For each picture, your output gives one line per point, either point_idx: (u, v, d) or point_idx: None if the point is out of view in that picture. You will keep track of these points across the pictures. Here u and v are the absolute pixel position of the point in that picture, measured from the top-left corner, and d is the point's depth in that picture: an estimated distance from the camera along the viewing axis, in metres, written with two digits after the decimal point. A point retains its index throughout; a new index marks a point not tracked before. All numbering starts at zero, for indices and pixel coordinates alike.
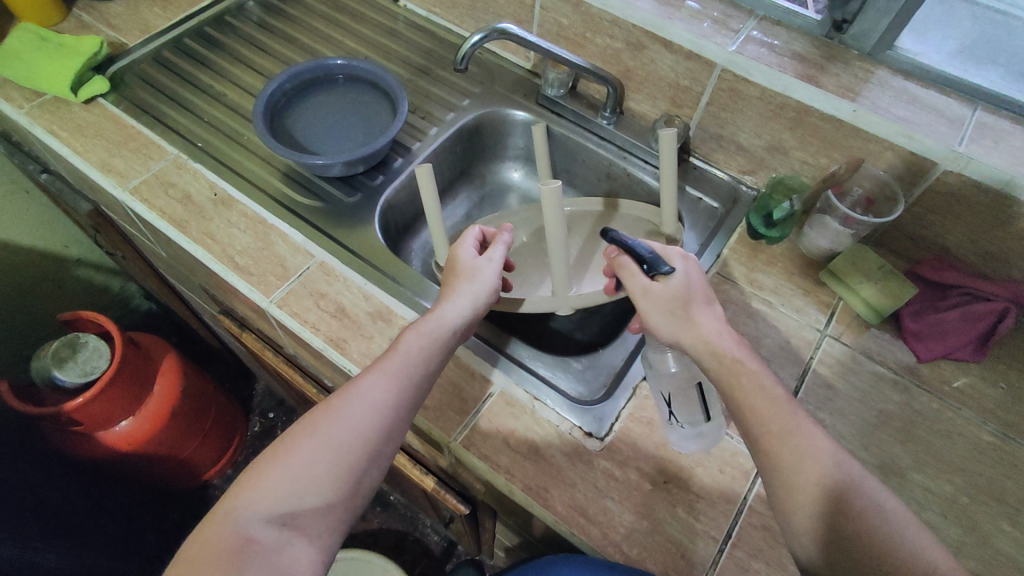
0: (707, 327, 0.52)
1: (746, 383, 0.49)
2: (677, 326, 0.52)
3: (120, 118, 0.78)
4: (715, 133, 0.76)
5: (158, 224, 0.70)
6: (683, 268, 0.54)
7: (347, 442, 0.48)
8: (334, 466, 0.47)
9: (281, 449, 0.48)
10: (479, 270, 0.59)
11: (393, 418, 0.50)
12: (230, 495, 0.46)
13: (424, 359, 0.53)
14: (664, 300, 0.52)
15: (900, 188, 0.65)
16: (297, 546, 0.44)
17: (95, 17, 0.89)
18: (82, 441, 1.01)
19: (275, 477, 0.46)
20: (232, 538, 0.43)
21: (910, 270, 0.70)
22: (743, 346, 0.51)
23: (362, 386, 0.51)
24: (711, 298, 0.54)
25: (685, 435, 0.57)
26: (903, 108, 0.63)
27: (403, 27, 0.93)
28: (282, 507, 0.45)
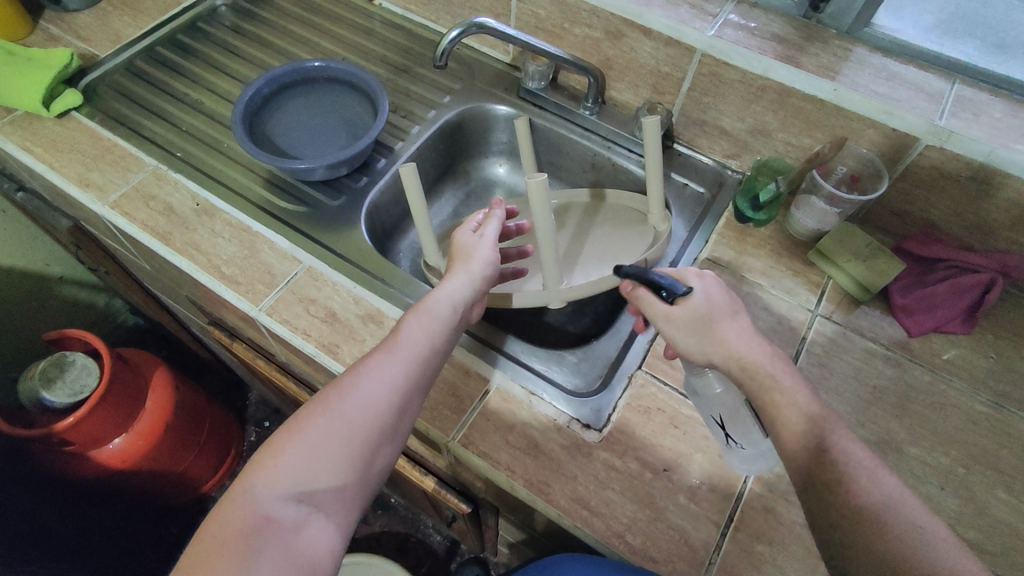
0: (735, 340, 0.49)
1: (778, 399, 0.46)
2: (706, 348, 0.50)
3: (96, 131, 0.77)
4: (698, 119, 0.76)
5: (141, 237, 0.68)
6: (702, 286, 0.52)
7: (357, 417, 0.48)
8: (347, 442, 0.47)
9: (292, 427, 0.48)
10: (475, 248, 0.60)
11: (402, 393, 0.51)
12: (244, 474, 0.45)
13: (430, 338, 0.54)
14: (688, 323, 0.51)
15: (884, 164, 0.65)
16: (314, 527, 0.44)
17: (63, 29, 0.87)
18: (77, 461, 1.00)
19: (288, 455, 0.46)
20: (251, 517, 0.43)
21: (897, 246, 0.70)
22: (777, 360, 0.48)
23: (368, 363, 0.51)
24: (738, 312, 0.51)
25: (747, 457, 0.54)
26: (883, 84, 0.63)
27: (379, 26, 0.92)
28: (298, 483, 0.45)
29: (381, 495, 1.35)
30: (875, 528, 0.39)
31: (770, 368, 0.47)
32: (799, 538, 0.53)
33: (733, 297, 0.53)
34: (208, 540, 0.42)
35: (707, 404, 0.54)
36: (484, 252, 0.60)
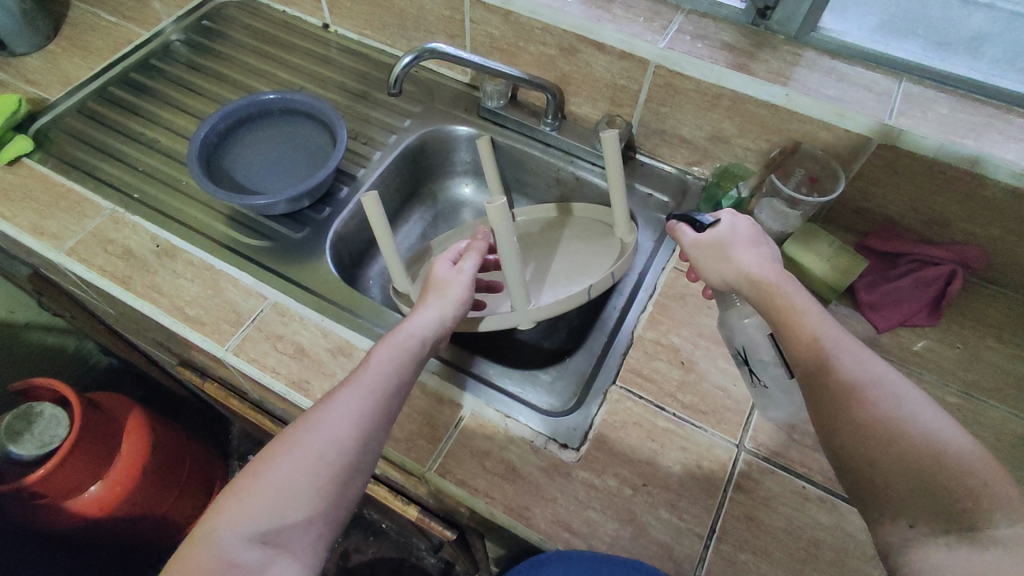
0: (746, 261, 0.51)
1: (779, 304, 0.48)
2: (723, 268, 0.52)
3: (49, 177, 0.75)
4: (657, 129, 0.77)
5: (100, 283, 0.67)
6: (730, 219, 0.55)
7: (324, 451, 0.47)
8: (314, 477, 0.46)
9: (259, 467, 0.47)
10: (449, 282, 0.60)
11: (370, 425, 0.50)
12: (209, 517, 0.44)
13: (397, 368, 0.53)
14: (708, 247, 0.54)
15: (840, 164, 0.66)
16: (281, 567, 0.43)
17: (11, 74, 0.85)
18: (50, 512, 0.97)
19: (254, 494, 0.45)
20: (214, 560, 0.42)
21: (860, 243, 0.71)
22: (788, 279, 0.50)
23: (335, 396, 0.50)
24: (762, 243, 0.53)
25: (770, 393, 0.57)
26: (832, 87, 0.64)
27: (336, 53, 0.92)
28: (264, 522, 0.44)
29: (371, 522, 1.33)
30: (879, 430, 0.39)
31: (775, 282, 0.49)
32: (782, 544, 0.53)
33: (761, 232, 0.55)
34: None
35: (734, 339, 0.56)
36: (455, 285, 0.60)
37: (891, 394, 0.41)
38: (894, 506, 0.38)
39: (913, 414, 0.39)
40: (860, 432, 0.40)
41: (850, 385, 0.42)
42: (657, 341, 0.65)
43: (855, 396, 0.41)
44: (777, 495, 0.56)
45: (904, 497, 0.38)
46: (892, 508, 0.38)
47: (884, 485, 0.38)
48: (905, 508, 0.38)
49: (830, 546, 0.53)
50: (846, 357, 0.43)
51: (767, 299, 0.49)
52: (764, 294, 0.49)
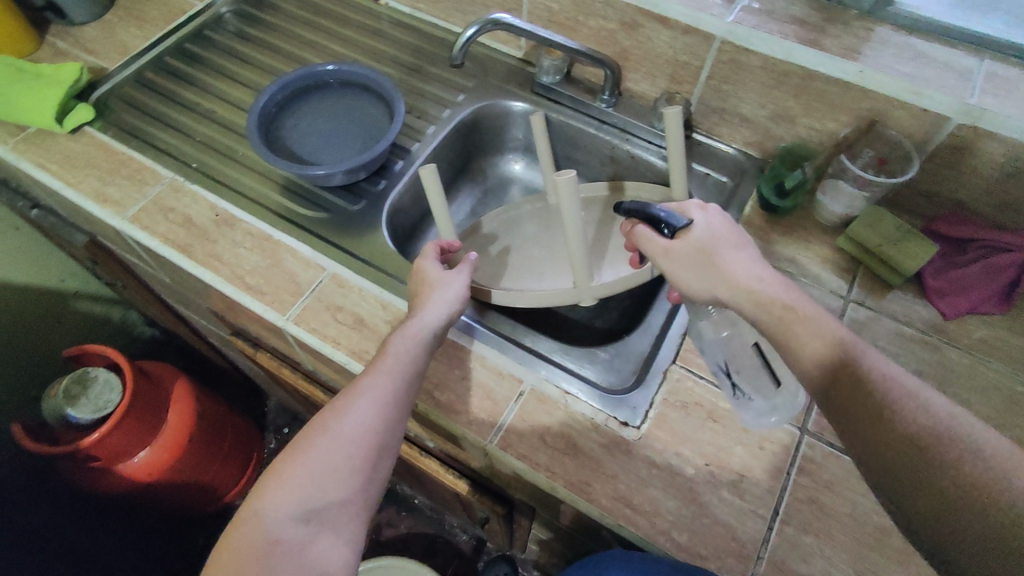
0: (735, 267, 0.50)
1: (798, 328, 0.46)
2: (708, 280, 0.50)
3: (109, 145, 0.76)
4: (717, 107, 0.75)
5: (162, 250, 0.68)
6: (703, 218, 0.53)
7: (354, 437, 0.51)
8: (347, 462, 0.50)
9: (294, 452, 0.51)
10: (449, 279, 0.61)
11: (393, 413, 0.53)
12: (254, 498, 0.49)
13: (415, 358, 0.56)
14: (688, 254, 0.52)
15: (913, 145, 0.64)
16: (322, 543, 0.48)
17: (70, 43, 0.86)
18: (102, 476, 1.00)
19: (294, 478, 0.49)
20: (261, 539, 0.47)
21: (926, 227, 0.69)
22: (788, 287, 0.48)
23: (360, 386, 0.54)
24: (735, 240, 0.52)
25: (759, 410, 0.55)
26: (908, 64, 0.62)
27: (387, 26, 0.91)
28: (303, 504, 0.48)
29: (405, 497, 1.35)
30: (951, 487, 0.38)
31: (778, 293, 0.48)
32: (847, 529, 0.53)
33: (735, 228, 0.54)
34: (222, 565, 0.46)
35: (720, 351, 0.54)
36: (456, 279, 0.61)
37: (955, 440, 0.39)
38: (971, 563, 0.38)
39: (982, 462, 0.38)
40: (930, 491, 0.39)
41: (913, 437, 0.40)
42: None
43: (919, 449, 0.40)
44: (842, 480, 0.55)
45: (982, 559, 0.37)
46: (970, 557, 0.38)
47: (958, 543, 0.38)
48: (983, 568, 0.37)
49: (896, 532, 0.53)
50: (900, 400, 0.41)
51: (781, 316, 0.46)
52: (779, 318, 0.46)
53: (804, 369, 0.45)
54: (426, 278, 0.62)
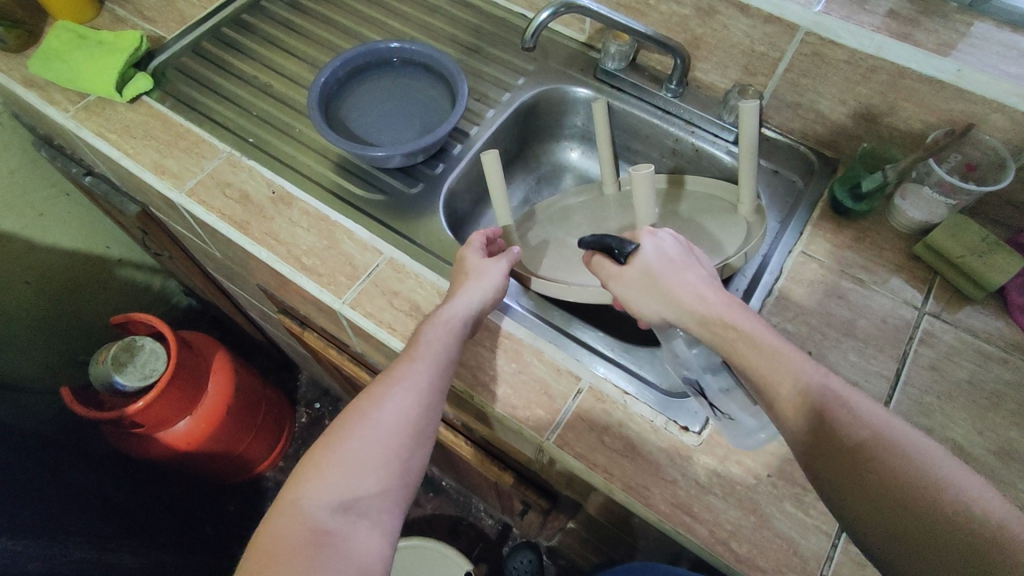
0: (687, 291, 0.50)
1: (739, 345, 0.47)
2: (660, 304, 0.51)
3: (167, 116, 0.75)
4: (792, 102, 0.72)
5: (219, 226, 0.67)
6: (653, 242, 0.53)
7: (390, 426, 0.50)
8: (384, 451, 0.49)
9: (331, 441, 0.49)
10: (487, 269, 0.60)
11: (427, 403, 0.52)
12: (293, 487, 0.47)
13: (448, 348, 0.55)
14: (636, 280, 0.52)
15: (1010, 152, 0.60)
16: (362, 532, 0.46)
17: (128, 10, 0.85)
18: (144, 443, 1.02)
19: (332, 467, 0.48)
20: (303, 528, 0.45)
21: (1011, 240, 0.66)
22: (734, 306, 0.49)
23: (394, 376, 0.53)
24: (688, 262, 0.53)
25: (747, 432, 0.53)
26: (1011, 65, 0.58)
27: (445, 3, 0.89)
28: (344, 493, 0.47)
29: (432, 478, 1.36)
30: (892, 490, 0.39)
31: (725, 315, 0.48)
32: None
33: (687, 250, 0.54)
34: (263, 553, 0.44)
35: (695, 371, 0.54)
36: (492, 268, 0.60)
37: (892, 445, 0.40)
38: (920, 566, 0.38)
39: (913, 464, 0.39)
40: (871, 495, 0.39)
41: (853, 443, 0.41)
42: (783, 328, 0.62)
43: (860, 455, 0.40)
44: None
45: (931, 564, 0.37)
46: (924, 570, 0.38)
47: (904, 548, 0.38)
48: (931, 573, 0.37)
49: None
50: (839, 409, 0.42)
51: (724, 338, 0.48)
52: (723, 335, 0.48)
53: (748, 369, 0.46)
54: (465, 266, 0.60)
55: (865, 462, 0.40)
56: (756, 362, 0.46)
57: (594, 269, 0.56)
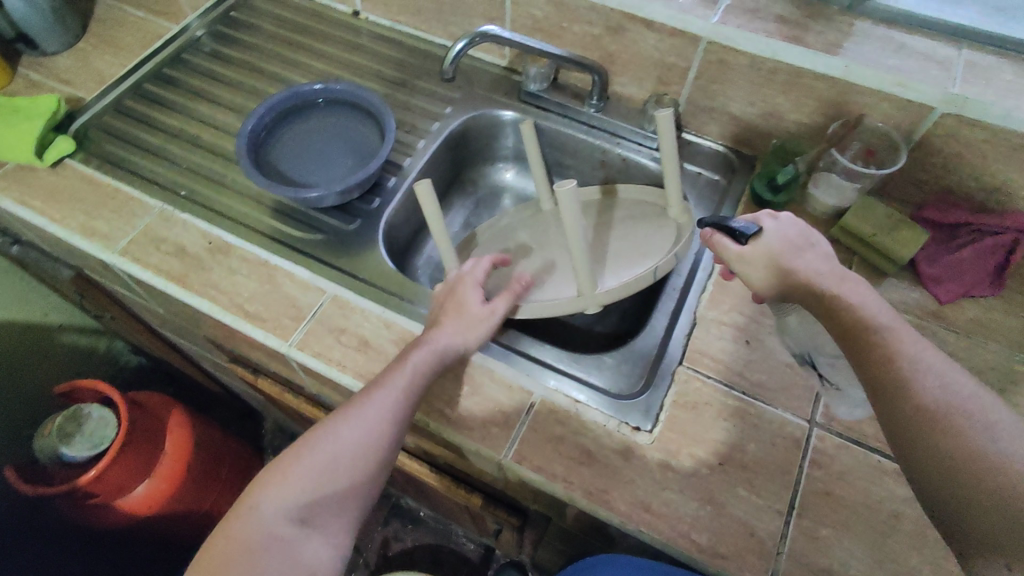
0: (807, 268, 0.52)
1: (843, 312, 0.49)
2: (778, 280, 0.53)
3: (93, 177, 0.74)
4: (706, 106, 0.76)
5: (157, 282, 0.67)
6: (774, 225, 0.55)
7: (356, 445, 0.51)
8: (346, 468, 0.50)
9: (300, 450, 0.50)
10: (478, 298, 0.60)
11: (399, 425, 0.52)
12: (256, 490, 0.49)
13: (426, 376, 0.55)
14: (758, 256, 0.54)
15: (900, 136, 0.66)
16: (313, 544, 0.48)
17: (43, 74, 0.84)
18: (100, 513, 0.97)
19: (293, 477, 0.49)
20: (258, 534, 0.47)
21: (915, 215, 0.71)
22: (844, 280, 0.51)
23: (371, 394, 0.53)
24: (810, 240, 0.54)
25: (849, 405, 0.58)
26: (892, 57, 0.63)
27: (368, 40, 0.90)
28: (300, 503, 0.48)
29: (409, 510, 1.35)
30: (963, 459, 0.41)
31: (836, 289, 0.50)
32: (863, 518, 0.54)
33: (807, 229, 0.55)
34: (219, 550, 0.47)
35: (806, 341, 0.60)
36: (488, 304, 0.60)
37: (981, 422, 0.42)
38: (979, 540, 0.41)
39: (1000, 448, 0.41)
40: (940, 461, 0.41)
41: (941, 417, 0.42)
42: (720, 321, 0.65)
43: (941, 431, 0.42)
44: (854, 470, 0.56)
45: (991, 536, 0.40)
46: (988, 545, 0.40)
47: (971, 523, 0.41)
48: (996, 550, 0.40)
49: (911, 518, 0.54)
50: (930, 381, 0.43)
51: (830, 309, 0.50)
52: (831, 308, 0.49)
53: (840, 334, 0.49)
54: (462, 296, 0.61)
55: (953, 441, 0.41)
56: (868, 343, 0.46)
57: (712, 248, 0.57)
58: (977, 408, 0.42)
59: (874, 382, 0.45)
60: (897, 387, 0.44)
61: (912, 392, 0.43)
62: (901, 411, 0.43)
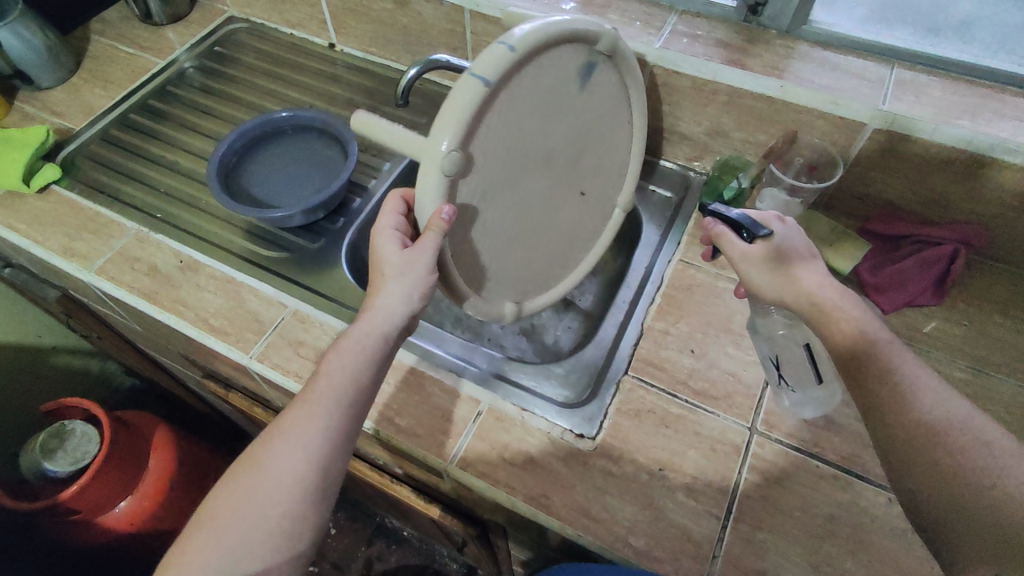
0: (809, 280, 0.53)
1: (840, 327, 0.50)
2: (781, 285, 0.54)
3: (76, 202, 0.79)
4: (657, 127, 0.79)
5: (129, 299, 0.70)
6: (782, 230, 0.56)
7: (284, 479, 0.48)
8: (275, 507, 0.47)
9: (226, 497, 0.48)
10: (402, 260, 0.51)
11: (326, 444, 0.49)
12: (182, 550, 0.47)
13: (353, 381, 0.51)
14: (757, 259, 0.55)
15: (838, 152, 0.68)
16: None
17: (37, 107, 0.89)
18: (84, 529, 1.01)
19: (218, 530, 0.47)
20: None
21: (862, 228, 0.73)
22: (845, 294, 0.52)
23: (292, 419, 0.49)
24: (810, 251, 0.56)
25: (798, 401, 0.60)
26: (825, 77, 0.66)
27: (343, 71, 0.95)
28: (229, 561, 0.46)
29: (394, 530, 1.35)
30: (961, 473, 0.42)
31: (837, 303, 0.51)
32: (799, 522, 0.55)
33: (809, 242, 0.57)
34: None
35: (774, 343, 0.61)
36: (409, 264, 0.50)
37: (976, 437, 0.44)
38: (981, 557, 0.41)
39: (995, 462, 0.42)
40: (938, 474, 0.43)
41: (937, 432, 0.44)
42: (667, 332, 0.67)
43: (940, 445, 0.44)
44: (792, 475, 0.57)
45: (977, 549, 0.41)
46: (982, 559, 0.41)
47: (962, 538, 0.42)
48: (984, 558, 0.41)
49: (847, 523, 0.55)
50: (928, 397, 0.46)
51: (828, 320, 0.51)
52: (829, 321, 0.51)
53: (834, 354, 0.51)
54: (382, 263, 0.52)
55: (949, 453, 0.43)
56: (867, 360, 0.48)
57: (715, 240, 0.58)
58: (972, 429, 0.44)
59: (871, 398, 0.47)
60: (898, 402, 0.46)
61: (910, 407, 0.45)
62: (898, 426, 0.45)
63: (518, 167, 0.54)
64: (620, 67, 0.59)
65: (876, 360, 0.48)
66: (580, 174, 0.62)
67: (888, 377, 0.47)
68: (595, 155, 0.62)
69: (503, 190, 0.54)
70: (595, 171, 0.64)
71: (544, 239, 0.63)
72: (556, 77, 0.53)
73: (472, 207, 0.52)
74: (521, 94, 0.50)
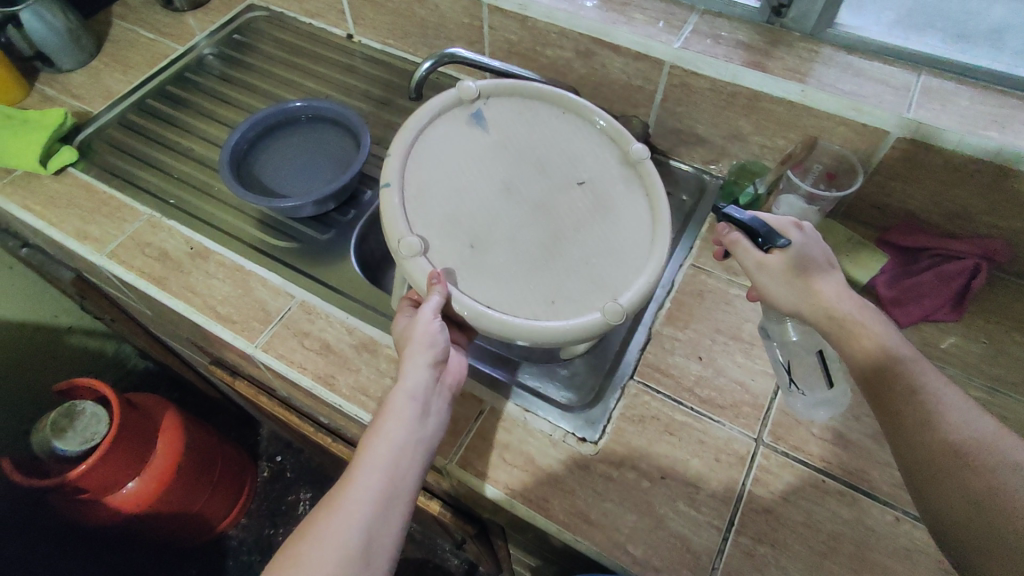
0: (828, 293, 0.53)
1: (863, 342, 0.51)
2: (799, 297, 0.54)
3: (91, 185, 0.79)
4: (674, 128, 0.78)
5: (139, 283, 0.71)
6: (801, 239, 0.55)
7: (336, 562, 0.44)
8: None
9: None
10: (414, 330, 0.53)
11: (376, 519, 0.46)
12: None
13: (399, 450, 0.49)
14: (776, 271, 0.54)
15: (858, 159, 0.67)
16: None
17: (58, 90, 0.90)
18: (91, 508, 1.00)
19: None
20: None
21: (880, 238, 0.71)
22: (865, 308, 0.52)
23: (341, 497, 0.47)
24: (829, 261, 0.55)
25: (808, 403, 0.60)
26: (848, 82, 0.64)
27: (360, 62, 0.95)
28: None
29: None
30: (988, 496, 0.41)
31: (858, 316, 0.52)
32: (802, 537, 0.54)
33: (826, 250, 0.56)
34: None
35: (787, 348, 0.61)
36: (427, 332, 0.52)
37: (1005, 459, 0.42)
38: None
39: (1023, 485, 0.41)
40: (962, 495, 0.42)
41: (952, 446, 0.44)
42: (675, 337, 0.66)
43: (965, 466, 0.43)
44: (796, 489, 0.56)
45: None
46: None
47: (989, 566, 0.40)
48: None
49: (851, 541, 0.53)
50: (954, 418, 0.45)
51: (843, 332, 0.52)
52: (850, 336, 0.51)
53: (855, 368, 0.51)
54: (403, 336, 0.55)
55: (971, 471, 0.42)
56: (891, 377, 0.48)
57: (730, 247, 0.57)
58: (1001, 452, 0.43)
59: (896, 417, 0.47)
60: (920, 421, 0.45)
61: (933, 426, 0.45)
62: (917, 442, 0.45)
63: (480, 208, 0.58)
64: (509, 95, 0.65)
65: (898, 378, 0.48)
66: (560, 171, 0.61)
67: (910, 396, 0.47)
68: (558, 149, 0.62)
69: (490, 232, 0.56)
70: (573, 162, 0.62)
71: (585, 234, 0.57)
72: (453, 140, 0.61)
73: (467, 260, 0.54)
74: (425, 171, 0.59)
